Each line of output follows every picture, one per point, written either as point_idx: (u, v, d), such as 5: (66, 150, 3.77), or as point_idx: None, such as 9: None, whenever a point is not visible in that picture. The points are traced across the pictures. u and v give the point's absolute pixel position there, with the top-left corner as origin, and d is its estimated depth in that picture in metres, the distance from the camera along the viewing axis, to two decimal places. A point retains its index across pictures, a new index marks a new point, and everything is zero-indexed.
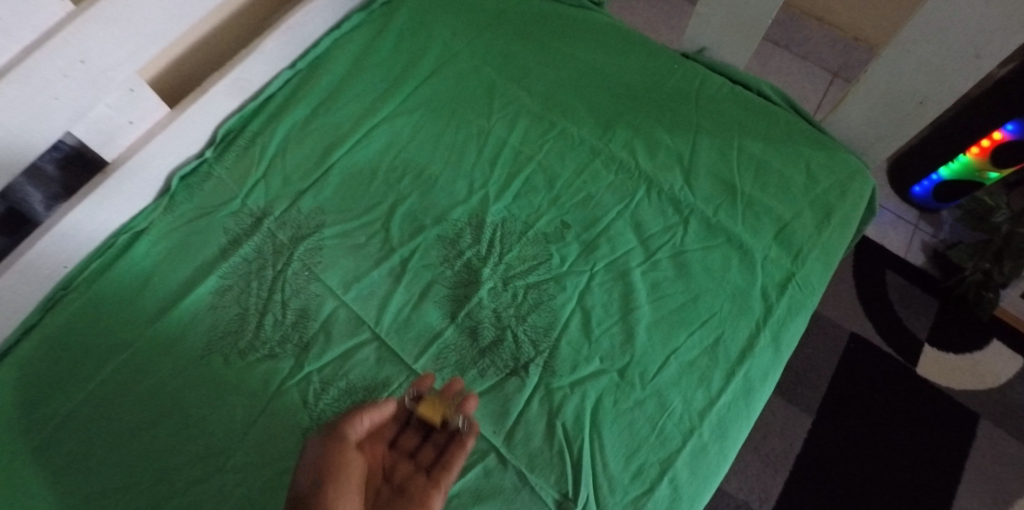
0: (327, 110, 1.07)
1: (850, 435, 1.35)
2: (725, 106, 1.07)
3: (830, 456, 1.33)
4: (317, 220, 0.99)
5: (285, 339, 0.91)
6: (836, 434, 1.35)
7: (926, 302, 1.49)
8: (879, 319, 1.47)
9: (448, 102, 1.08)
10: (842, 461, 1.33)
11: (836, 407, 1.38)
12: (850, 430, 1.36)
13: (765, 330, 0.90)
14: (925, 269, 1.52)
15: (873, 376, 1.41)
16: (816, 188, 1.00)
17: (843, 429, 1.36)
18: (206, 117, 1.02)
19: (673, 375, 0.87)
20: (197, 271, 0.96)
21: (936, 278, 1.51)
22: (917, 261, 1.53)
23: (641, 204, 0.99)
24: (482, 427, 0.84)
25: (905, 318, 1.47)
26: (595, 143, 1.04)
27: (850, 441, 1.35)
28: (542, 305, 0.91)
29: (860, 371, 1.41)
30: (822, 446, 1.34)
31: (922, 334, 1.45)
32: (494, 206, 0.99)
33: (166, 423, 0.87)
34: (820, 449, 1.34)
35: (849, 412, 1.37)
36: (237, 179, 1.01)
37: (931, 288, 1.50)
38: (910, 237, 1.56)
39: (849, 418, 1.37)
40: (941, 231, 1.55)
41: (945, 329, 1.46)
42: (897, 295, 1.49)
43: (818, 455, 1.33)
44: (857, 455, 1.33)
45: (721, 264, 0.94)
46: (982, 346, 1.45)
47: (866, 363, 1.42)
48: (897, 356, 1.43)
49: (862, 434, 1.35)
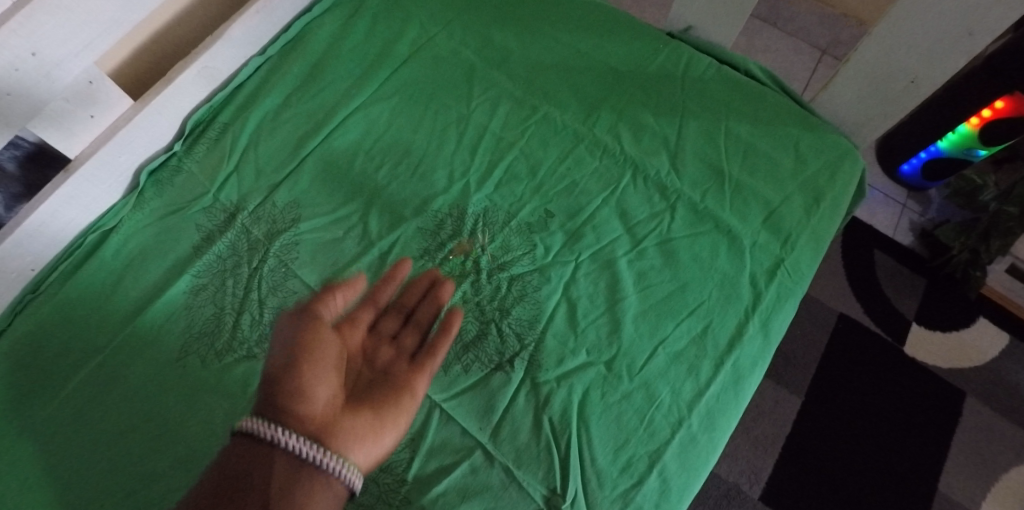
0: (301, 99, 1.03)
1: (839, 416, 1.35)
2: (711, 87, 1.04)
3: (819, 437, 1.33)
4: (293, 214, 0.95)
5: (263, 339, 0.88)
6: (825, 415, 1.35)
7: (914, 281, 1.48)
8: (867, 299, 1.47)
9: (426, 88, 1.05)
10: (831, 441, 1.33)
11: (824, 388, 1.38)
12: (839, 410, 1.36)
13: (754, 318, 0.88)
14: (913, 248, 1.51)
15: (861, 357, 1.41)
16: (804, 171, 0.98)
17: (832, 410, 1.36)
18: (173, 109, 0.98)
19: (661, 366, 0.85)
20: (170, 269, 0.93)
21: (924, 258, 1.50)
22: (905, 240, 1.52)
23: (626, 190, 0.96)
24: (468, 424, 0.83)
25: (893, 297, 1.47)
26: (579, 128, 1.01)
27: (838, 421, 1.35)
28: (527, 297, 0.89)
29: (849, 351, 1.41)
30: (811, 427, 1.34)
31: (909, 313, 1.45)
32: (476, 195, 0.96)
33: (143, 428, 0.84)
34: (809, 431, 1.34)
35: (838, 393, 1.37)
36: (208, 172, 0.98)
37: (918, 267, 1.50)
38: (898, 215, 1.55)
39: (838, 398, 1.37)
40: (929, 209, 1.54)
41: (933, 308, 1.46)
42: (885, 274, 1.49)
43: (807, 436, 1.33)
44: (846, 436, 1.34)
45: (709, 251, 0.92)
46: (969, 324, 1.45)
47: (854, 344, 1.42)
48: (885, 336, 1.43)
49: (851, 414, 1.35)
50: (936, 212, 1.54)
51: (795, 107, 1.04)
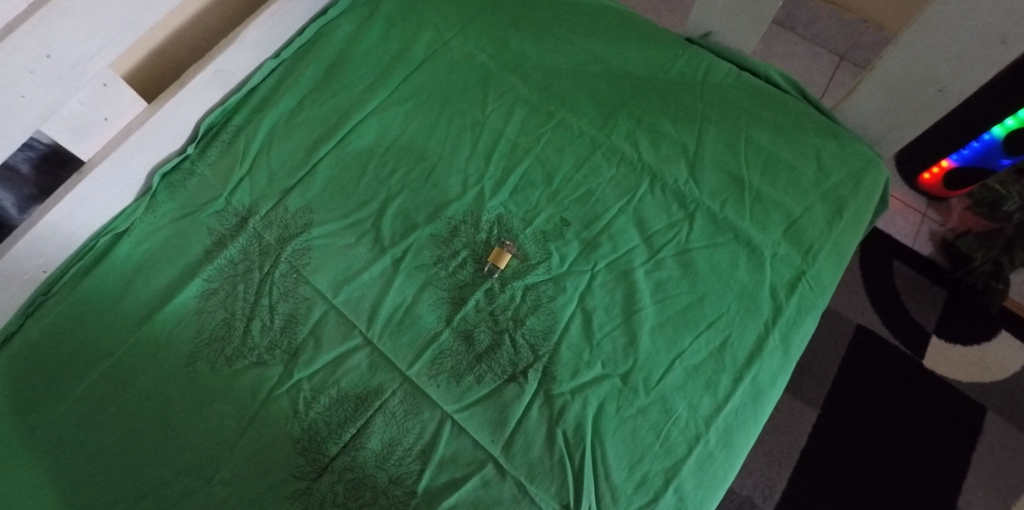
0: (314, 103, 1.02)
1: (856, 430, 1.32)
2: (731, 94, 1.02)
3: (835, 451, 1.31)
4: (305, 219, 0.94)
5: (273, 346, 0.87)
6: (841, 429, 1.32)
7: (933, 292, 1.45)
8: (886, 311, 1.43)
9: (441, 93, 1.03)
10: (847, 457, 1.30)
11: (841, 401, 1.35)
12: (856, 425, 1.33)
13: (774, 332, 0.86)
14: (932, 259, 1.48)
15: (880, 370, 1.38)
16: (827, 181, 0.96)
17: (849, 424, 1.33)
18: (187, 111, 0.98)
19: (678, 380, 0.83)
20: (181, 274, 0.92)
21: (945, 269, 1.47)
22: (925, 251, 1.49)
23: (644, 199, 0.95)
24: (480, 436, 0.81)
25: (912, 309, 1.43)
26: (596, 135, 1.00)
27: (855, 436, 1.32)
28: (542, 307, 0.87)
29: (867, 365, 1.38)
30: (827, 442, 1.31)
31: (929, 325, 1.42)
32: (490, 202, 0.95)
33: (153, 434, 0.83)
34: (825, 445, 1.31)
35: (856, 407, 1.34)
36: (221, 176, 0.97)
37: (938, 279, 1.46)
38: (917, 226, 1.51)
39: (856, 412, 1.34)
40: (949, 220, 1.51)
41: (953, 320, 1.43)
42: (904, 286, 1.46)
43: (824, 450, 1.31)
44: (863, 451, 1.31)
45: (729, 263, 0.90)
46: (990, 337, 1.41)
47: (872, 357, 1.39)
48: (904, 349, 1.40)
49: (869, 428, 1.32)
50: (957, 223, 1.50)
51: (817, 115, 1.01)
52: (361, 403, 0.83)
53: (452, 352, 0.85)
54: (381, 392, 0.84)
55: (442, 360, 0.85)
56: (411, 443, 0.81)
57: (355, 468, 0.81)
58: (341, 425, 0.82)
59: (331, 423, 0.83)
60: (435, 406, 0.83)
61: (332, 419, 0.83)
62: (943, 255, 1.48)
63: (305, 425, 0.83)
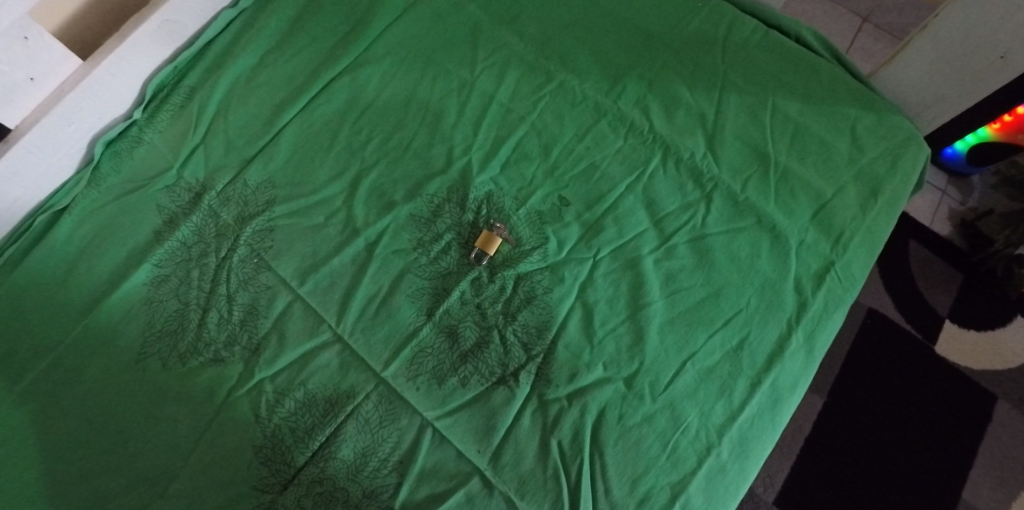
0: (279, 61, 0.89)
1: (866, 421, 1.19)
2: (756, 56, 0.89)
3: (845, 441, 1.18)
4: (267, 195, 0.83)
5: (232, 341, 0.77)
6: (852, 418, 1.19)
7: (950, 274, 1.30)
8: (899, 293, 1.28)
9: (423, 48, 0.90)
10: (858, 448, 1.17)
11: (851, 388, 1.21)
12: (867, 414, 1.19)
13: (798, 331, 0.76)
14: (950, 239, 1.32)
15: (890, 354, 1.24)
16: (862, 158, 0.84)
17: (860, 413, 1.19)
18: (130, 70, 0.85)
19: (689, 385, 0.74)
20: (129, 257, 0.81)
21: (963, 250, 1.31)
22: (942, 230, 1.33)
23: (655, 176, 0.83)
24: (464, 446, 0.72)
25: (926, 291, 1.28)
26: (601, 100, 0.87)
27: (866, 426, 1.19)
28: (536, 300, 0.77)
29: (876, 349, 1.24)
30: (839, 431, 1.18)
31: (942, 310, 1.27)
32: (479, 176, 0.83)
33: (100, 440, 0.74)
34: (836, 434, 1.18)
35: (862, 394, 1.21)
36: (172, 144, 0.85)
37: (955, 260, 1.30)
38: (936, 203, 1.35)
39: (866, 401, 1.20)
40: (970, 196, 1.35)
41: (968, 304, 1.28)
42: (919, 267, 1.30)
43: (833, 440, 1.18)
44: (873, 442, 1.18)
45: (750, 250, 0.79)
46: (1005, 323, 1.27)
47: (886, 340, 1.24)
48: (915, 333, 1.25)
49: (875, 418, 1.19)
50: (978, 202, 1.34)
51: (853, 82, 0.88)
52: (331, 407, 0.74)
53: (434, 350, 0.75)
54: (353, 396, 0.74)
55: (423, 359, 0.75)
56: (386, 453, 0.72)
57: (325, 481, 0.72)
58: (309, 433, 0.73)
59: (297, 430, 0.73)
60: (413, 412, 0.73)
61: (299, 425, 0.73)
62: (961, 235, 1.32)
63: (267, 432, 0.73)
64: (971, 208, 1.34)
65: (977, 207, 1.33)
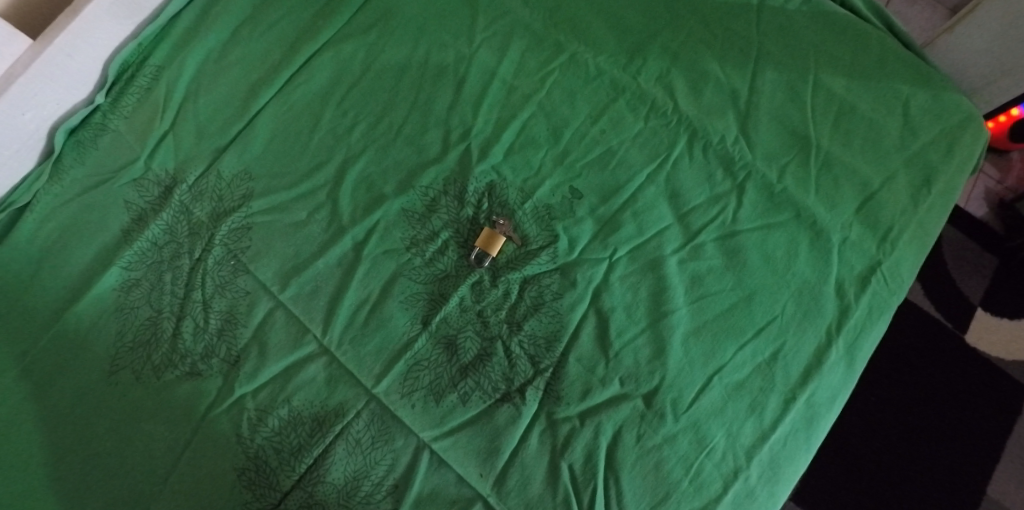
0: (253, 35, 0.80)
1: (888, 411, 1.06)
2: (794, 22, 0.78)
3: (865, 433, 1.05)
4: (243, 188, 0.74)
5: (209, 353, 0.70)
6: (873, 408, 1.06)
7: (985, 259, 1.12)
8: (929, 279, 1.12)
9: (415, 17, 0.80)
10: (877, 441, 1.05)
11: (880, 378, 1.07)
12: (889, 404, 1.06)
13: (838, 341, 0.67)
14: (986, 222, 1.14)
15: (921, 343, 1.08)
16: (914, 142, 0.73)
17: (881, 402, 1.06)
18: (89, 49, 0.75)
19: (716, 402, 0.65)
20: (97, 259, 0.74)
21: (999, 234, 1.13)
22: (977, 212, 1.15)
23: (679, 163, 0.73)
24: (465, 469, 0.65)
25: (959, 279, 1.11)
26: (617, 75, 0.77)
27: (888, 417, 1.06)
28: (543, 307, 0.68)
29: (907, 338, 1.09)
30: (861, 422, 1.06)
31: (974, 297, 1.11)
32: (478, 165, 0.74)
33: (73, 459, 0.68)
34: (857, 424, 1.06)
35: (892, 388, 1.07)
36: (138, 133, 0.77)
37: (991, 244, 1.13)
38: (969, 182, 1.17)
39: (889, 389, 1.07)
40: (1009, 176, 1.16)
41: (1005, 292, 1.11)
42: (951, 251, 1.13)
43: (854, 431, 1.05)
44: (894, 434, 1.05)
45: (787, 249, 0.69)
46: None
47: (916, 328, 1.09)
48: (947, 322, 1.09)
49: (906, 413, 1.06)
50: (1018, 181, 1.16)
51: (906, 52, 0.77)
52: (317, 426, 0.67)
53: (431, 363, 0.68)
54: (342, 413, 0.67)
55: (418, 373, 0.67)
56: (380, 476, 0.65)
57: (314, 505, 0.65)
58: (295, 455, 0.66)
59: (282, 451, 0.66)
60: (408, 432, 0.66)
61: (284, 445, 0.66)
62: (998, 219, 1.14)
63: (248, 453, 0.66)
64: (1010, 189, 1.16)
65: (1016, 188, 1.15)
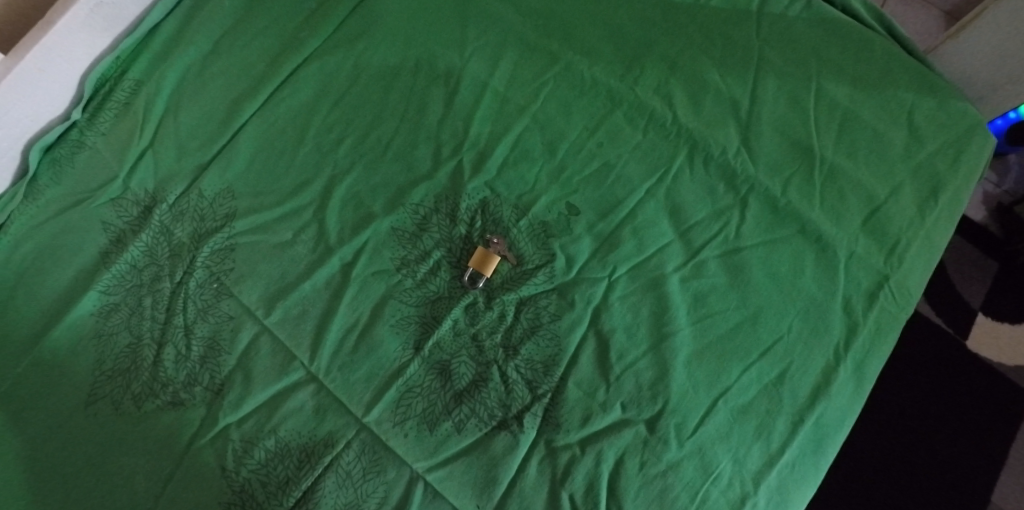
0: (235, 48, 0.77)
1: (894, 423, 1.03)
2: (794, 29, 0.75)
3: (871, 445, 1.03)
4: (226, 207, 0.71)
5: (192, 381, 0.66)
6: (876, 420, 1.04)
7: (984, 264, 1.10)
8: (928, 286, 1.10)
9: (404, 27, 0.77)
10: (879, 450, 1.02)
11: (886, 391, 1.05)
12: (891, 413, 1.04)
13: (846, 361, 0.65)
14: (985, 226, 1.12)
15: (927, 354, 1.06)
16: (920, 152, 0.71)
17: (884, 412, 1.04)
18: (63, 64, 0.72)
19: (721, 427, 0.63)
20: (73, 284, 0.70)
21: (998, 238, 1.10)
22: (975, 215, 1.12)
23: (679, 178, 0.70)
24: (462, 501, 0.62)
25: (958, 284, 1.09)
26: (614, 85, 0.74)
27: (894, 429, 1.03)
28: (540, 329, 0.66)
29: (912, 348, 1.06)
30: (864, 432, 1.03)
31: (974, 302, 1.08)
32: (471, 181, 0.71)
33: (49, 495, 0.65)
34: (860, 435, 1.03)
35: (899, 400, 1.04)
36: (116, 149, 0.73)
37: (990, 249, 1.10)
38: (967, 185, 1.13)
39: (895, 401, 1.04)
40: (1007, 178, 1.13)
41: (1006, 297, 1.08)
42: (950, 256, 1.10)
43: (858, 443, 1.03)
44: (897, 445, 1.02)
45: (792, 265, 0.67)
46: None
47: (921, 337, 1.07)
48: (948, 330, 1.07)
49: (914, 426, 1.03)
50: (1017, 184, 1.13)
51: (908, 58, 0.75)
52: (306, 457, 0.64)
53: (424, 389, 0.65)
54: (332, 443, 0.64)
55: (410, 400, 0.65)
56: None
57: None
58: (283, 487, 0.63)
59: (270, 484, 0.63)
60: (401, 464, 0.63)
61: (271, 479, 0.63)
62: (997, 222, 1.11)
63: (234, 486, 0.63)
64: (1008, 192, 1.12)
65: (1014, 190, 1.12)
